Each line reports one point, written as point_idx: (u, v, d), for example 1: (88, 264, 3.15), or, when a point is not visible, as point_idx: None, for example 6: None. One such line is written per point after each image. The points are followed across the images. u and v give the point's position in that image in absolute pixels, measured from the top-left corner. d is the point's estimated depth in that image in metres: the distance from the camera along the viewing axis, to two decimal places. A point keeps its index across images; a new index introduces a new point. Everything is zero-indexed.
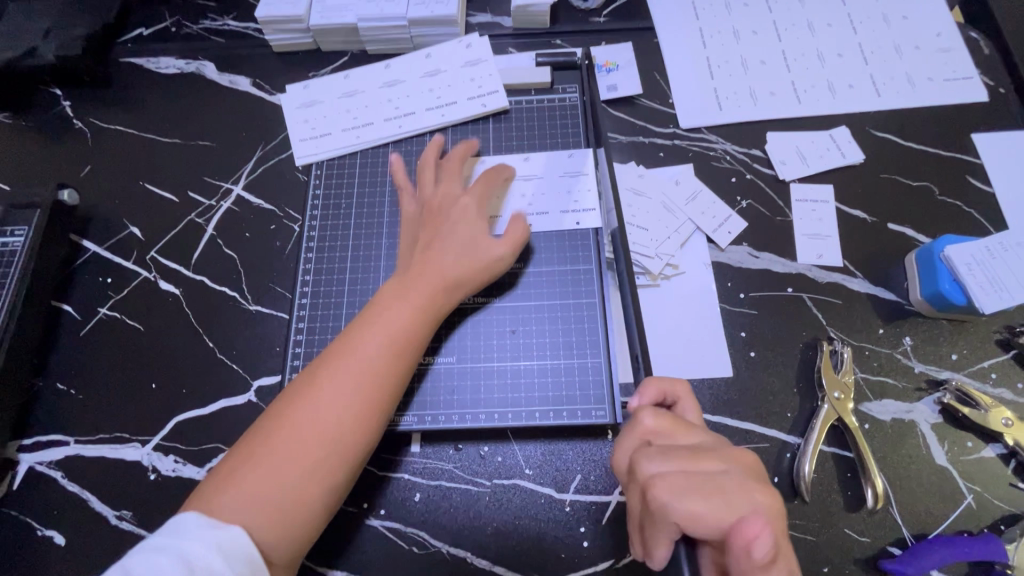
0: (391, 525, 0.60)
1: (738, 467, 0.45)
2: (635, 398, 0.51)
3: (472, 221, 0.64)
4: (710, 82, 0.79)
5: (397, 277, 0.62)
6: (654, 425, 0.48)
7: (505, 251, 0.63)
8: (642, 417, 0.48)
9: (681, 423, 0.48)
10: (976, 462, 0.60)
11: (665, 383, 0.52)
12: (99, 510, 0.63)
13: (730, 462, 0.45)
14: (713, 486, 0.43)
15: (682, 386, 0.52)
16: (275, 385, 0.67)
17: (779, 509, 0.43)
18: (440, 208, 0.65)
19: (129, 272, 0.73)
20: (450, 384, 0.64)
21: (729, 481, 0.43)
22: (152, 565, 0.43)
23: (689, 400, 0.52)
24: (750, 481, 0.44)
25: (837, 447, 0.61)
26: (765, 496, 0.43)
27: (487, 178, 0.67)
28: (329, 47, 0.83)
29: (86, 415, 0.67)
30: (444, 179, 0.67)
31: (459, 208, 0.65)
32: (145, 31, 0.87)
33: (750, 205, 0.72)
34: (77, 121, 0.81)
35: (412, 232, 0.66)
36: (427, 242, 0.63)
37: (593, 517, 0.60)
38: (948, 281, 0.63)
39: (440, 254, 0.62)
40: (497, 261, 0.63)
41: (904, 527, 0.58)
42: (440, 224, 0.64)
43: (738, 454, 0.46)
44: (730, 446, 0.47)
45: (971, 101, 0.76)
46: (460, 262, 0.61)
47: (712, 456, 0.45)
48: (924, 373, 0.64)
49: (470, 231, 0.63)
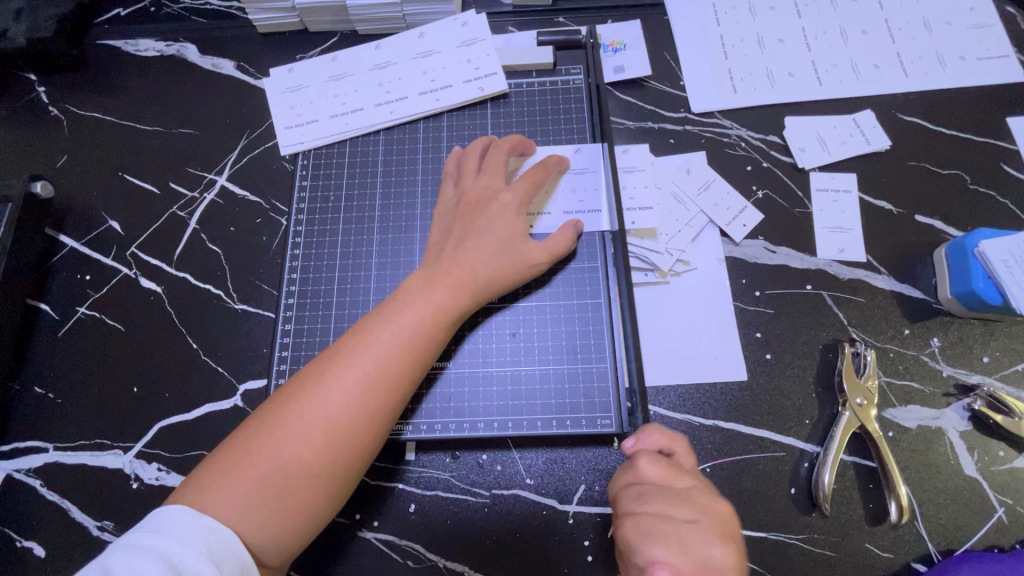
0: (386, 537, 0.57)
1: (707, 520, 0.43)
2: (631, 439, 0.48)
3: (513, 221, 0.60)
4: (724, 63, 0.74)
5: (423, 271, 0.58)
6: (647, 470, 0.46)
7: (542, 258, 0.59)
8: (636, 461, 0.47)
9: (673, 469, 0.46)
10: (1008, 473, 0.56)
11: (667, 431, 0.49)
12: (80, 520, 0.60)
13: (702, 513, 0.43)
14: (673, 538, 0.42)
15: (680, 439, 0.49)
16: (262, 389, 0.63)
17: (734, 571, 0.41)
18: (478, 201, 0.61)
19: (109, 269, 0.70)
20: (446, 390, 0.60)
21: (693, 533, 0.42)
22: (139, 568, 0.40)
23: (686, 452, 0.49)
24: (711, 538, 0.42)
25: (858, 456, 0.57)
26: (718, 553, 0.42)
27: (536, 175, 0.62)
28: (317, 27, 0.78)
29: (64, 420, 0.64)
30: (487, 171, 0.62)
31: (499, 203, 0.60)
32: (123, 11, 0.82)
33: (766, 195, 0.67)
34: (52, 108, 0.77)
35: (444, 224, 0.61)
36: (460, 238, 0.59)
37: (598, 531, 0.56)
38: (982, 279, 0.58)
39: (472, 253, 0.58)
40: (531, 267, 0.59)
41: (929, 541, 0.55)
42: (476, 219, 0.60)
43: (714, 508, 0.44)
44: (710, 495, 0.45)
45: (1007, 82, 0.71)
46: (493, 266, 0.58)
47: (688, 505, 0.44)
48: (952, 377, 0.59)
49: (506, 231, 0.59)
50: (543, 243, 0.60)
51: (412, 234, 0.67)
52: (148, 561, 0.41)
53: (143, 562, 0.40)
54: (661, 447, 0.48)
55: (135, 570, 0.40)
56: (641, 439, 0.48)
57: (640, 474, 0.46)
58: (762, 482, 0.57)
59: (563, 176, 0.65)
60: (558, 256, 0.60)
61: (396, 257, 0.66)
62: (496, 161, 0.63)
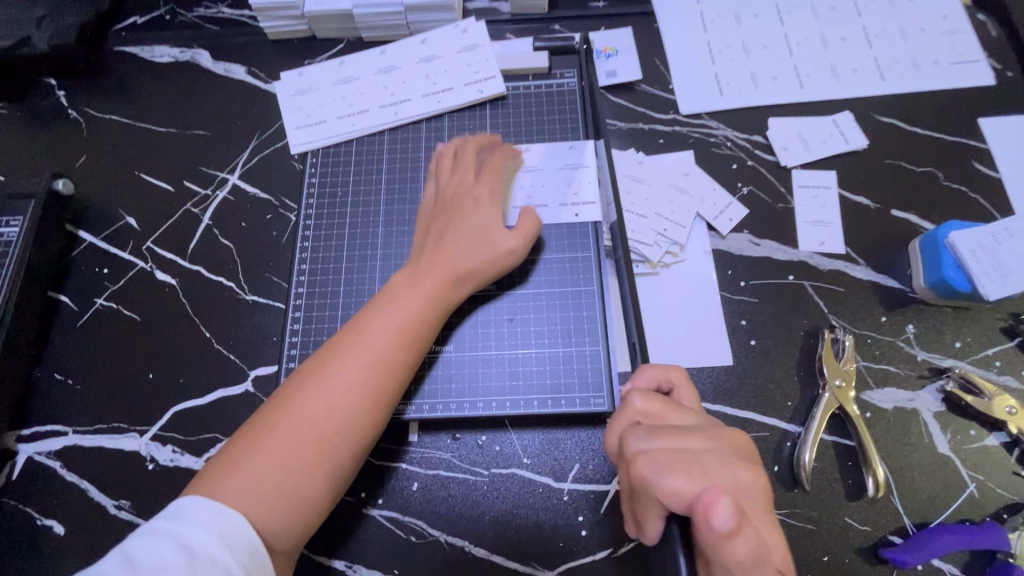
0: (390, 514, 0.60)
1: (722, 446, 0.45)
2: (629, 382, 0.51)
3: (487, 213, 0.63)
4: (710, 67, 0.78)
5: (410, 266, 0.61)
6: (644, 407, 0.48)
7: (517, 243, 0.62)
8: (633, 399, 0.49)
9: (672, 405, 0.48)
10: (980, 451, 0.60)
11: (663, 367, 0.52)
12: (98, 500, 0.63)
13: (715, 441, 0.45)
14: (694, 464, 0.43)
15: (678, 373, 0.52)
16: (272, 375, 0.67)
17: (760, 489, 0.43)
18: (453, 198, 0.64)
19: (126, 262, 0.73)
20: (448, 373, 0.63)
21: (712, 459, 0.44)
22: (155, 551, 0.43)
23: (685, 385, 0.51)
24: (730, 461, 0.44)
25: (838, 436, 0.61)
26: (742, 474, 0.43)
27: (496, 164, 0.66)
28: (324, 35, 0.82)
29: (83, 406, 0.67)
30: (459, 169, 0.66)
31: (472, 199, 0.64)
32: (139, 19, 0.86)
33: (751, 192, 0.71)
34: (72, 111, 0.81)
35: (427, 223, 0.65)
36: (441, 233, 0.62)
37: (592, 507, 0.59)
38: (953, 268, 0.62)
39: (453, 246, 0.61)
40: (508, 253, 0.62)
41: (905, 516, 0.58)
42: (456, 215, 0.63)
43: (726, 435, 0.46)
44: (715, 426, 0.47)
45: (978, 85, 0.75)
46: (475, 257, 0.61)
47: (700, 436, 0.46)
48: (926, 361, 0.63)
49: (482, 223, 0.62)
50: (515, 230, 0.63)
51: (414, 227, 0.70)
52: (163, 544, 0.44)
53: (159, 546, 0.43)
54: (657, 384, 0.51)
55: (151, 553, 0.43)
56: (637, 377, 0.51)
57: (639, 412, 0.48)
58: None
59: (517, 170, 0.69)
60: (529, 241, 0.63)
61: (400, 248, 0.69)
62: (466, 159, 0.66)
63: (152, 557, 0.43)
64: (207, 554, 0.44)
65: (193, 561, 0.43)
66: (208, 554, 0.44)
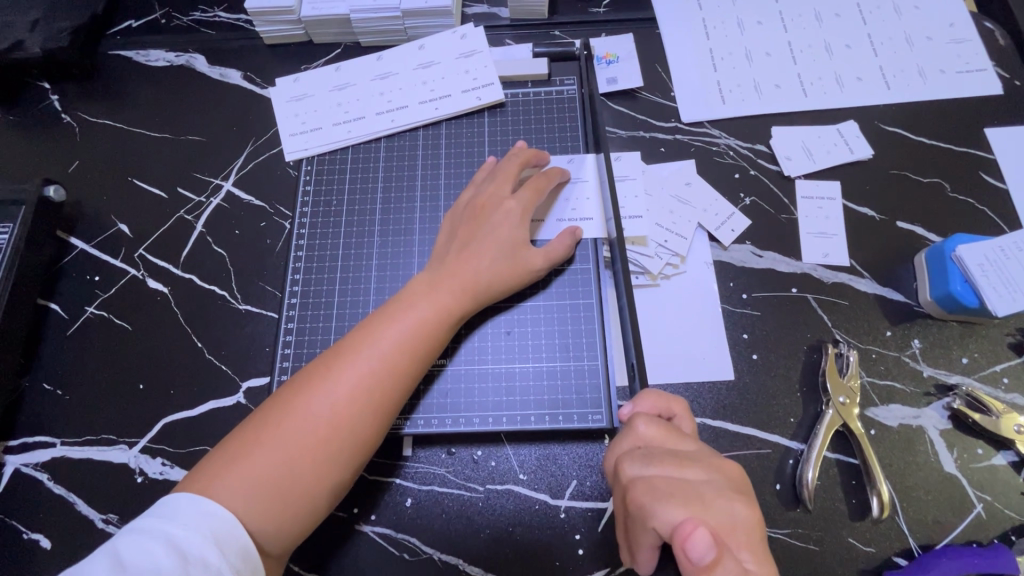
0: (382, 530, 0.59)
1: (721, 479, 0.44)
2: (629, 405, 0.50)
3: (518, 228, 0.62)
4: (713, 75, 0.77)
5: (428, 272, 0.60)
6: (646, 432, 0.47)
7: (543, 265, 0.61)
8: (636, 424, 0.48)
9: (674, 432, 0.47)
10: (987, 470, 0.58)
11: (664, 395, 0.51)
12: (85, 513, 0.61)
13: (714, 472, 0.45)
14: (691, 495, 0.43)
15: (679, 403, 0.51)
16: (264, 386, 0.65)
17: (755, 525, 0.43)
18: (485, 206, 0.63)
19: (118, 270, 0.72)
20: (444, 387, 0.62)
21: (711, 491, 0.43)
22: (145, 551, 0.42)
23: (685, 416, 0.51)
24: (729, 494, 0.43)
25: (842, 453, 0.59)
26: (739, 509, 0.43)
27: (539, 183, 0.64)
28: (321, 39, 0.81)
29: (72, 417, 0.66)
30: (498, 178, 0.64)
31: (504, 210, 0.62)
32: (135, 23, 0.85)
33: (753, 202, 0.69)
34: (65, 115, 0.80)
35: (450, 227, 0.64)
36: (465, 243, 0.61)
37: (589, 525, 0.58)
38: (960, 283, 0.60)
39: (475, 256, 0.60)
40: (532, 273, 0.62)
41: (911, 537, 0.56)
42: (482, 225, 0.62)
43: (726, 467, 0.46)
44: (715, 456, 0.46)
45: (985, 94, 0.73)
46: (496, 269, 0.60)
47: (698, 466, 0.45)
48: (933, 378, 0.61)
49: (509, 236, 0.61)
50: (543, 250, 0.62)
51: (410, 237, 0.69)
52: (156, 545, 0.43)
53: (149, 547, 0.42)
54: (659, 412, 0.50)
55: (142, 554, 0.42)
56: (637, 403, 0.50)
57: (641, 436, 0.47)
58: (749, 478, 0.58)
59: (562, 187, 0.68)
60: (557, 261, 0.63)
61: (395, 258, 0.68)
62: (506, 170, 0.64)
63: (143, 559, 0.42)
64: (198, 556, 0.43)
65: (186, 563, 0.42)
66: (200, 555, 0.43)
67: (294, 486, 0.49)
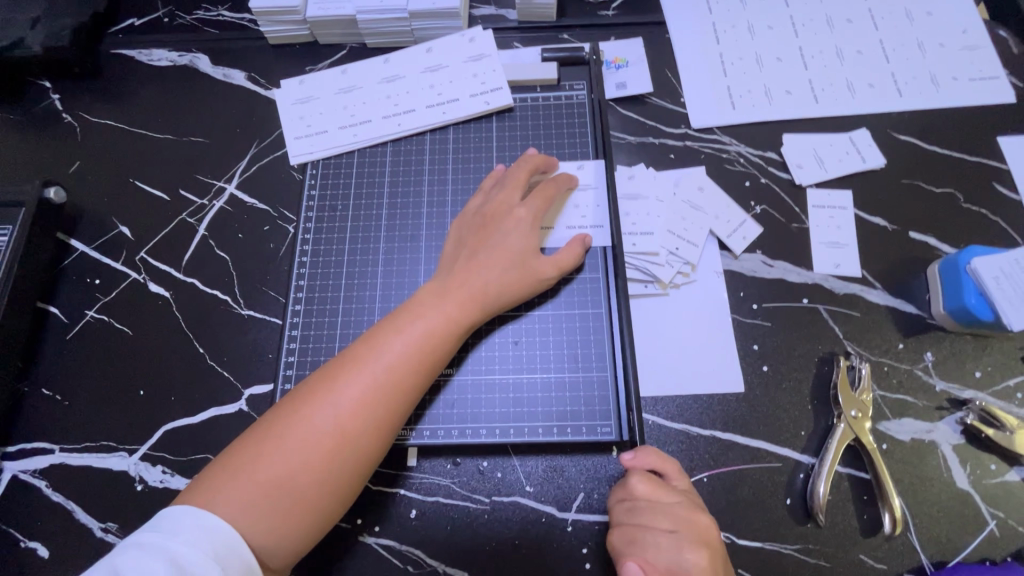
0: (387, 542, 0.58)
1: (685, 531, 0.49)
2: (630, 454, 0.54)
3: (526, 237, 0.61)
4: (723, 80, 0.76)
5: (435, 282, 0.59)
6: (635, 486, 0.52)
7: (552, 274, 0.60)
8: (625, 478, 0.53)
9: (659, 488, 0.52)
10: (1000, 486, 0.57)
11: (662, 454, 0.54)
12: (84, 522, 0.60)
13: (681, 524, 0.50)
14: (648, 549, 0.49)
15: (673, 463, 0.54)
16: (267, 393, 0.64)
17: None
18: (493, 215, 0.62)
19: (119, 273, 0.71)
20: (450, 398, 0.61)
21: (668, 543, 0.49)
22: (144, 569, 0.41)
23: (678, 473, 0.54)
24: (685, 547, 0.49)
25: (853, 468, 0.58)
26: (689, 560, 0.48)
27: (548, 192, 0.63)
28: (326, 40, 0.80)
29: (71, 423, 0.65)
30: (507, 186, 0.64)
31: (513, 219, 0.61)
32: (137, 21, 0.83)
33: (764, 210, 0.68)
34: (66, 115, 0.78)
35: (459, 236, 0.63)
36: (473, 252, 0.60)
37: (596, 538, 0.57)
38: (974, 295, 0.60)
39: (484, 265, 0.59)
40: (541, 282, 0.61)
41: (922, 553, 0.55)
42: (490, 234, 0.61)
43: (698, 521, 0.50)
44: (692, 510, 0.51)
45: (999, 103, 0.73)
46: (505, 278, 0.59)
47: (668, 519, 0.50)
48: (945, 391, 0.60)
49: (519, 245, 0.60)
50: (552, 258, 0.61)
51: (417, 243, 0.68)
52: (155, 561, 0.42)
53: (150, 565, 0.41)
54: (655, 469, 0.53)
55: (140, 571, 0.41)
56: (636, 457, 0.53)
57: (628, 489, 0.52)
58: (758, 492, 0.57)
59: (570, 193, 0.67)
60: (566, 270, 0.62)
61: (402, 265, 0.67)
62: (516, 178, 0.64)
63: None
64: (200, 573, 0.42)
65: None
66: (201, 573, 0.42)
67: (298, 499, 0.48)
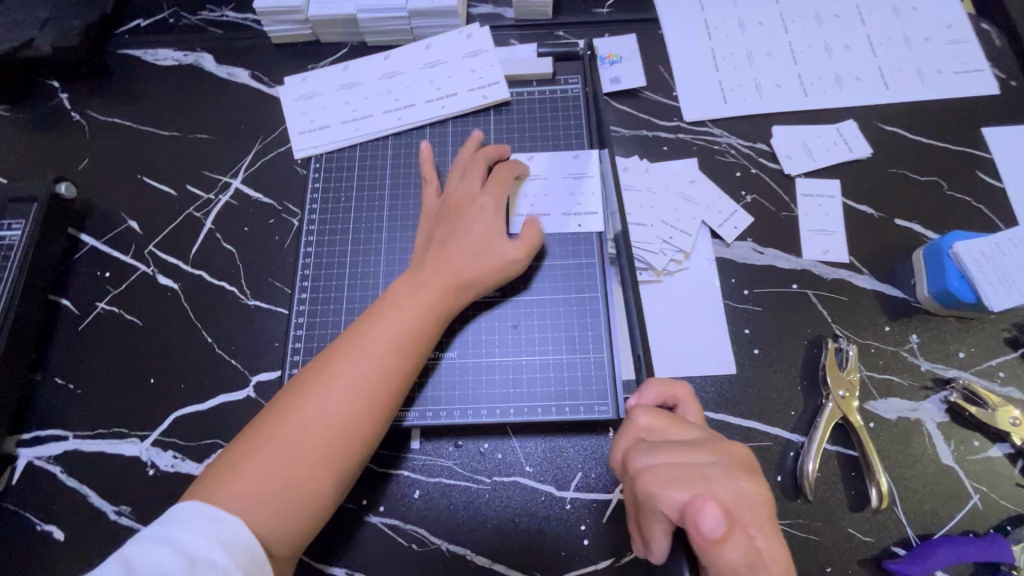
0: (391, 522, 0.60)
1: (724, 459, 0.45)
2: (633, 397, 0.51)
3: (490, 223, 0.63)
4: (715, 74, 0.78)
5: (410, 273, 0.61)
6: (647, 423, 0.48)
7: (518, 255, 0.62)
8: (636, 414, 0.49)
9: (675, 420, 0.48)
10: (984, 462, 0.59)
11: (668, 382, 0.52)
12: (98, 506, 0.62)
13: (716, 454, 0.46)
14: (698, 477, 0.43)
15: (682, 389, 0.52)
16: (274, 380, 0.66)
17: (762, 500, 0.44)
18: (458, 205, 0.65)
19: (128, 266, 0.73)
20: (451, 380, 0.63)
21: (714, 473, 0.44)
22: (153, 557, 0.43)
23: (689, 401, 0.51)
24: (732, 472, 0.44)
25: (841, 446, 0.60)
26: (744, 485, 0.43)
27: (501, 175, 0.66)
28: (328, 39, 0.82)
29: (84, 411, 0.67)
30: (465, 175, 0.66)
31: (476, 206, 0.64)
32: (143, 22, 0.86)
33: (755, 199, 0.71)
34: (74, 113, 0.80)
35: (431, 228, 0.65)
36: (444, 241, 0.62)
37: (594, 516, 0.59)
38: (956, 279, 0.62)
39: (456, 253, 0.61)
40: (509, 264, 0.62)
41: (909, 526, 0.58)
42: (457, 223, 0.63)
43: (728, 448, 0.46)
44: (717, 440, 0.47)
45: (982, 94, 0.75)
46: (474, 264, 0.61)
47: (700, 450, 0.46)
48: (930, 372, 0.63)
49: (484, 231, 0.62)
50: (518, 242, 0.63)
51: None
52: (163, 550, 0.43)
53: (156, 552, 0.43)
54: (663, 400, 0.51)
55: (150, 559, 0.43)
56: (642, 395, 0.51)
57: (644, 427, 0.48)
58: None
59: (524, 180, 0.69)
60: (532, 250, 0.63)
61: (403, 254, 0.69)
62: (472, 166, 0.67)
63: (151, 562, 0.43)
64: (207, 558, 0.43)
65: (193, 565, 0.43)
66: (208, 558, 0.44)
67: (295, 487, 0.50)
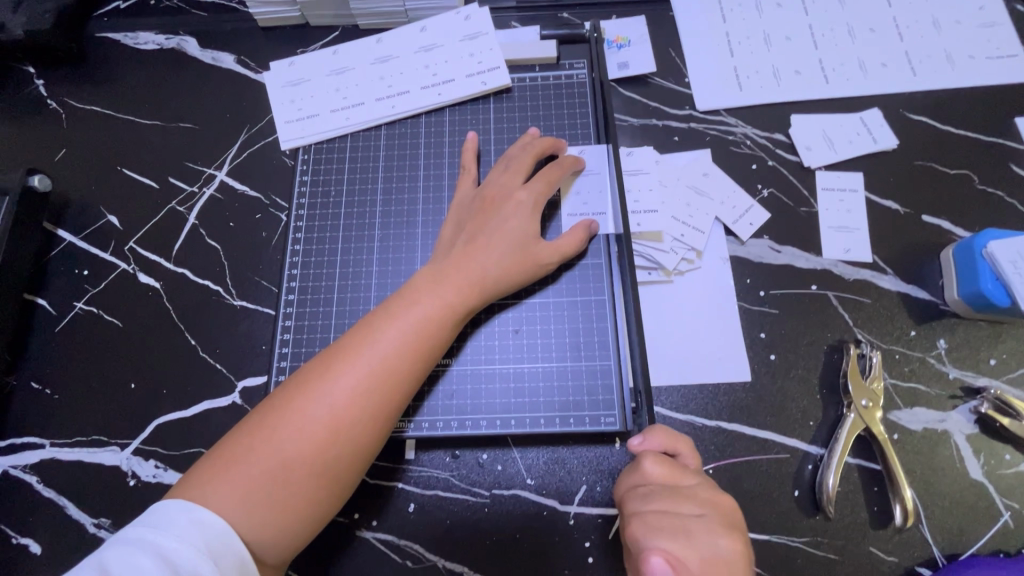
0: (384, 537, 0.56)
1: (713, 515, 0.44)
2: (637, 437, 0.49)
3: (528, 222, 0.59)
4: (729, 60, 0.73)
5: (433, 266, 0.57)
6: (652, 471, 0.47)
7: (553, 260, 0.59)
8: (642, 461, 0.47)
9: (677, 470, 0.47)
10: (1015, 477, 0.56)
11: (673, 432, 0.50)
12: (76, 518, 0.59)
13: (708, 508, 0.45)
14: (681, 532, 0.43)
15: (686, 441, 0.50)
16: (261, 386, 0.63)
17: (742, 564, 0.42)
18: (494, 198, 0.61)
19: (107, 264, 0.69)
20: (448, 388, 0.59)
21: (699, 528, 0.43)
22: (135, 566, 0.40)
23: (690, 452, 0.50)
24: (717, 530, 0.43)
25: (863, 458, 0.57)
26: (725, 545, 0.43)
27: (552, 174, 0.62)
28: (317, 22, 0.77)
29: (60, 418, 0.63)
30: (510, 169, 0.62)
31: (515, 202, 0.60)
32: (123, 4, 0.81)
33: (772, 194, 0.66)
34: (51, 101, 0.76)
35: (459, 220, 0.61)
36: (472, 236, 0.58)
37: (599, 532, 0.55)
38: (990, 280, 0.57)
39: (483, 250, 0.57)
40: (543, 268, 0.59)
41: (934, 546, 0.54)
42: (490, 217, 0.59)
43: (721, 504, 0.46)
44: (713, 493, 0.46)
45: (1016, 80, 0.70)
46: (504, 263, 0.57)
47: (692, 504, 0.45)
48: (958, 380, 0.59)
49: (519, 230, 0.59)
50: (554, 244, 0.59)
51: (413, 229, 0.66)
52: (145, 558, 0.40)
53: (138, 558, 0.40)
54: (667, 448, 0.49)
55: (131, 567, 0.39)
56: (647, 438, 0.49)
57: (645, 475, 0.47)
58: (766, 484, 0.56)
59: (575, 177, 0.65)
60: (568, 256, 0.60)
61: (398, 252, 0.65)
62: (520, 162, 0.62)
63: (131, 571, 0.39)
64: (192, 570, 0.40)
65: None
66: (193, 571, 0.40)
67: (293, 493, 0.47)
